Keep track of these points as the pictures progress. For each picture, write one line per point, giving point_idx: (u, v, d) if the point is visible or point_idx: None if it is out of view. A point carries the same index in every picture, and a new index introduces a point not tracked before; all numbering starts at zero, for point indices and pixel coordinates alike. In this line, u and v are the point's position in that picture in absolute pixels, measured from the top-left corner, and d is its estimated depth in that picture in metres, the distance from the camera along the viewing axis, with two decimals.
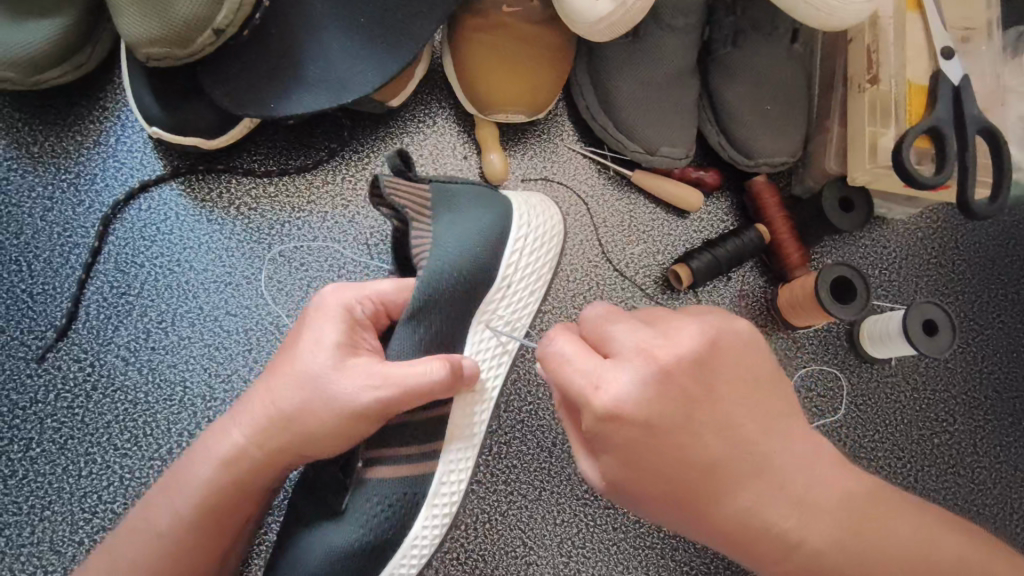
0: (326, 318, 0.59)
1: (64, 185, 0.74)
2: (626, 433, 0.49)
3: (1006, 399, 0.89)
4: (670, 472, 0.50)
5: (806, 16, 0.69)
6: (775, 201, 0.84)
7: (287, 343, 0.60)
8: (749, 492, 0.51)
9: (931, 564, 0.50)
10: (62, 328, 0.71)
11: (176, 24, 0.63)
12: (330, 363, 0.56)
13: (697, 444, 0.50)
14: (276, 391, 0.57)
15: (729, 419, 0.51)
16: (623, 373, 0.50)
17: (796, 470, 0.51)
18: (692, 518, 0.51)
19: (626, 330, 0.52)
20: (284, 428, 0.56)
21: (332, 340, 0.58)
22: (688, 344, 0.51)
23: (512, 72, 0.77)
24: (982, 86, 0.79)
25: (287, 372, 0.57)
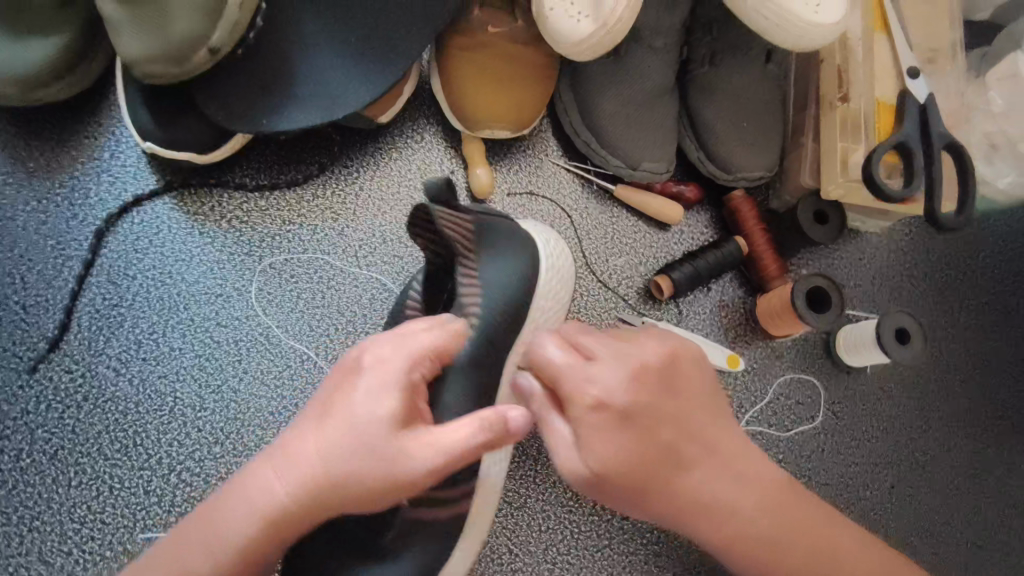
0: (382, 362, 0.54)
1: (59, 200, 0.75)
2: (597, 421, 0.55)
3: (978, 405, 0.91)
4: (633, 461, 0.55)
5: (778, 37, 0.72)
6: (752, 214, 0.87)
7: (336, 384, 0.54)
8: (703, 473, 0.57)
9: (835, 544, 0.60)
10: (54, 339, 0.72)
11: (173, 43, 0.65)
12: (390, 415, 0.52)
13: (664, 430, 0.56)
14: (328, 444, 0.51)
15: (692, 410, 0.58)
16: (610, 370, 0.56)
17: (736, 456, 0.59)
18: (652, 496, 0.57)
19: (602, 339, 0.59)
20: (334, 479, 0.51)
21: (388, 388, 0.53)
22: (655, 351, 0.57)
23: (498, 90, 0.80)
24: (948, 104, 0.83)
25: (340, 423, 0.51)
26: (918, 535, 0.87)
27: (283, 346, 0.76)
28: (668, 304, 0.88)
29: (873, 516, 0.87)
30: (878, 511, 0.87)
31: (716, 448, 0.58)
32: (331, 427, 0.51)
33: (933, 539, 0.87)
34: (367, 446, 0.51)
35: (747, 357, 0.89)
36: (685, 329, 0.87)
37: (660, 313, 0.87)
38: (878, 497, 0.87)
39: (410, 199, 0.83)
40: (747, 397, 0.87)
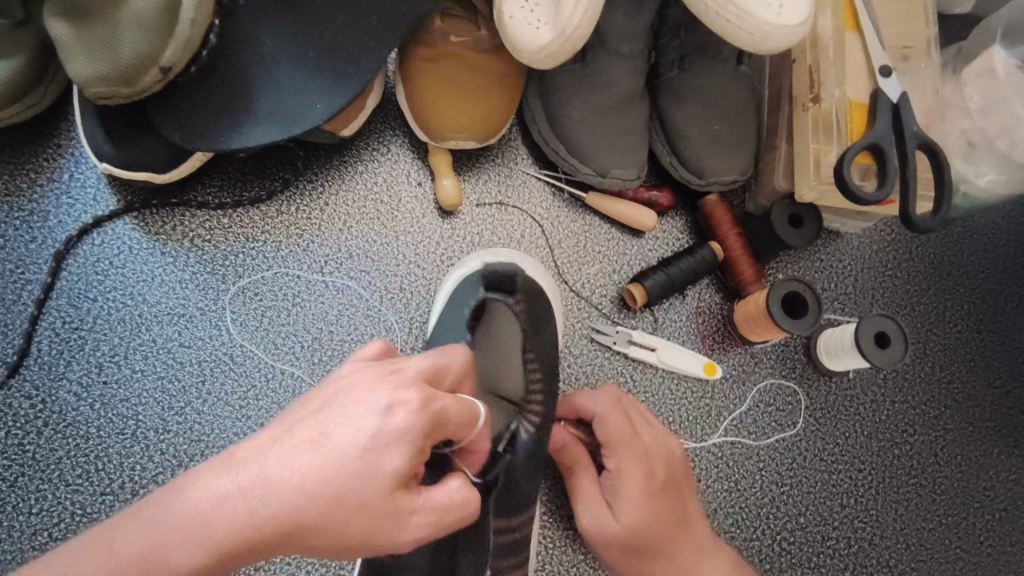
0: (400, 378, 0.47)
1: (17, 223, 0.74)
2: (634, 489, 0.70)
3: (965, 408, 0.90)
4: (651, 523, 0.69)
5: (741, 41, 0.70)
6: (728, 219, 0.85)
7: (343, 390, 0.46)
8: (693, 540, 0.70)
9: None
10: (13, 365, 0.71)
11: (122, 63, 0.64)
12: (408, 442, 0.44)
13: (680, 500, 0.72)
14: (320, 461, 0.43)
15: (690, 486, 0.74)
16: (651, 441, 0.73)
17: (709, 532, 0.72)
18: (655, 548, 0.69)
19: (644, 414, 0.75)
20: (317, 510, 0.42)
21: (412, 402, 0.45)
22: (675, 441, 0.75)
23: (461, 100, 0.79)
24: (922, 102, 0.81)
25: (340, 426, 0.44)
26: (904, 543, 0.85)
27: (247, 365, 0.75)
28: (644, 312, 0.86)
29: (857, 524, 0.85)
30: (863, 518, 0.85)
31: (703, 524, 0.73)
32: (327, 425, 0.44)
33: (920, 546, 0.85)
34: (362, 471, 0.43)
35: (726, 364, 0.87)
36: (661, 337, 0.85)
37: (635, 322, 0.86)
38: (862, 504, 0.85)
39: (376, 213, 0.82)
40: (726, 405, 0.86)
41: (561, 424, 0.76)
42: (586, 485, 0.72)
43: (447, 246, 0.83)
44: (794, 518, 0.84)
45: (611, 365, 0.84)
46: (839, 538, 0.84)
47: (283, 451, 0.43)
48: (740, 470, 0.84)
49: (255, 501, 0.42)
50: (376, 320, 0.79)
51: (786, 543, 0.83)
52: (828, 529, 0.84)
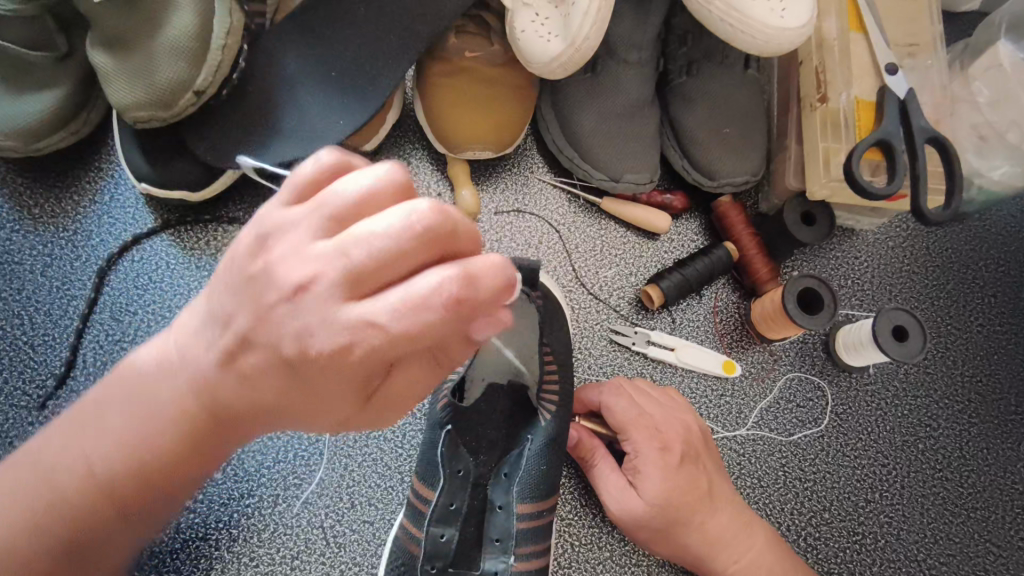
0: (245, 262, 0.39)
1: (63, 243, 0.79)
2: (653, 467, 0.72)
3: (990, 401, 0.89)
4: (676, 497, 0.71)
5: (743, 42, 0.73)
6: (741, 218, 0.87)
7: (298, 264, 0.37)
8: (724, 511, 0.73)
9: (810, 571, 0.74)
10: (61, 376, 0.75)
11: (160, 88, 0.69)
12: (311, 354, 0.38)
13: (704, 470, 0.74)
14: (133, 423, 0.45)
15: (714, 459, 0.77)
16: (663, 414, 0.75)
17: (738, 500, 0.75)
18: (684, 521, 0.72)
19: (654, 390, 0.78)
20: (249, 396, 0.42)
21: (325, 293, 0.36)
22: (694, 416, 0.77)
23: (477, 112, 0.82)
24: (930, 98, 0.82)
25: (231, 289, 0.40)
26: (932, 537, 0.85)
27: None
28: (661, 313, 0.88)
29: (883, 519, 0.85)
30: (888, 513, 0.85)
31: (731, 498, 0.75)
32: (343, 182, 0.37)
33: (949, 540, 0.85)
34: (204, 383, 0.42)
35: (744, 362, 0.88)
36: (679, 337, 0.87)
37: (653, 323, 0.87)
38: (887, 499, 0.86)
39: None
40: (746, 402, 0.87)
41: (577, 421, 0.79)
42: (608, 469, 0.75)
43: None
44: (818, 513, 0.84)
45: (631, 364, 0.86)
46: (865, 532, 0.84)
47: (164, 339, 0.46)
48: (762, 466, 0.85)
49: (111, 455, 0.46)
50: None
51: (812, 539, 0.84)
52: (853, 524, 0.85)
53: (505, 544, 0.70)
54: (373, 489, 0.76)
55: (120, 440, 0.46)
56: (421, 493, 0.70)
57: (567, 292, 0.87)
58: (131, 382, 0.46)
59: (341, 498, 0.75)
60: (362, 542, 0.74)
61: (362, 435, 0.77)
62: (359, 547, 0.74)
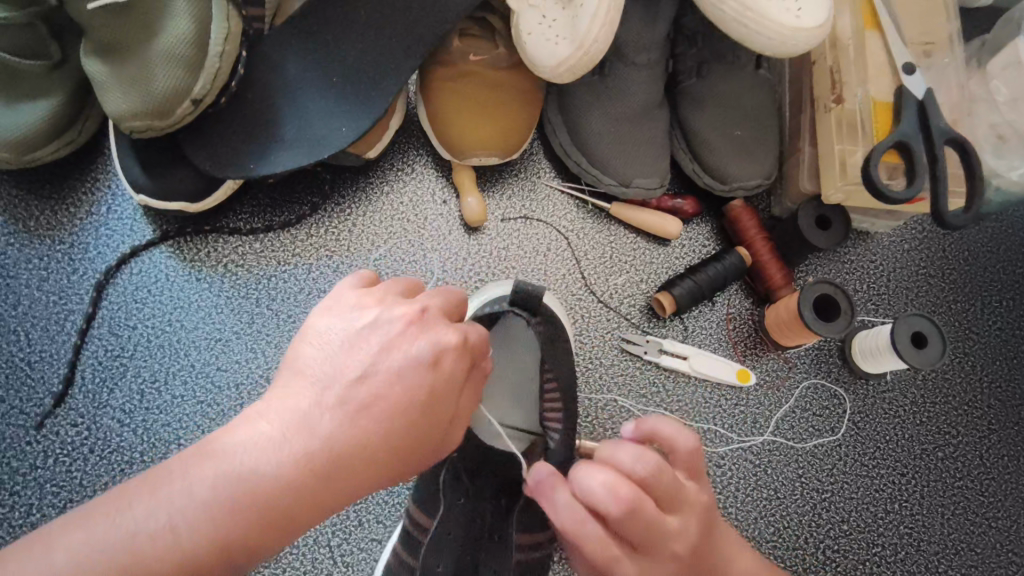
0: (355, 327, 0.50)
1: (60, 256, 0.77)
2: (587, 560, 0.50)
3: (1010, 406, 0.87)
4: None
5: (758, 44, 0.71)
6: (754, 223, 0.84)
7: (346, 334, 0.50)
8: None
9: None
10: (59, 394, 0.73)
11: (156, 98, 0.67)
12: (379, 406, 0.47)
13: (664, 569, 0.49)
14: (155, 529, 0.42)
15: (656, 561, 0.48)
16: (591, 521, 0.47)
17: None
18: None
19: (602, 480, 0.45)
20: (349, 448, 0.45)
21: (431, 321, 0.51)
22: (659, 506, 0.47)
23: (482, 117, 0.80)
24: (946, 98, 0.80)
25: (332, 354, 0.49)
26: (953, 548, 0.82)
27: None
28: (673, 321, 0.86)
29: (903, 530, 0.83)
30: (909, 524, 0.83)
31: None
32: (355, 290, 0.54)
33: (970, 551, 0.82)
34: (292, 464, 0.44)
35: (758, 370, 0.86)
36: (692, 345, 0.85)
37: (665, 331, 0.85)
38: (908, 509, 0.83)
39: (402, 231, 0.83)
40: (762, 411, 0.84)
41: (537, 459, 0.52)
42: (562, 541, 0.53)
43: (475, 262, 0.84)
44: (837, 526, 0.82)
45: (643, 374, 0.83)
46: (884, 544, 0.82)
47: (230, 436, 0.46)
48: (778, 478, 0.83)
49: (99, 564, 0.40)
50: None
51: (830, 551, 0.82)
52: (872, 536, 0.82)
53: None
54: (380, 506, 0.74)
55: (122, 549, 0.41)
56: (419, 519, 0.68)
57: (576, 301, 0.85)
58: (172, 487, 0.43)
59: (348, 516, 0.73)
60: (370, 560, 0.72)
61: None
62: (367, 566, 0.72)
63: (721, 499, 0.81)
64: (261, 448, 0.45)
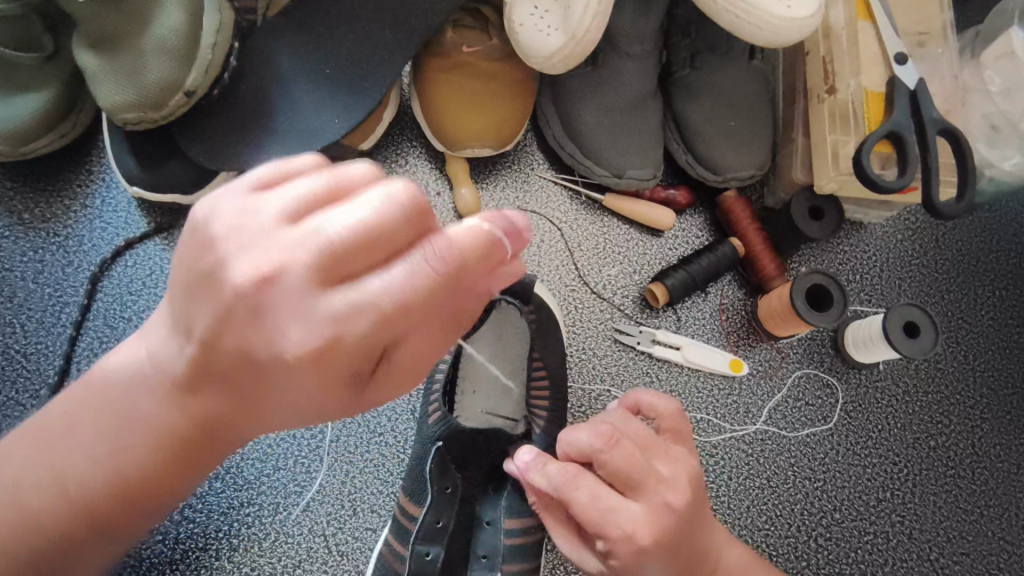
0: (260, 229, 0.37)
1: (54, 249, 0.78)
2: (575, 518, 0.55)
3: (1002, 396, 0.88)
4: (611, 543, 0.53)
5: (750, 35, 0.71)
6: (747, 214, 0.85)
7: (242, 235, 0.37)
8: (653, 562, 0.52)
9: None
10: (55, 385, 0.74)
11: (149, 89, 0.67)
12: (280, 346, 0.37)
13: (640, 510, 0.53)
14: (105, 452, 0.46)
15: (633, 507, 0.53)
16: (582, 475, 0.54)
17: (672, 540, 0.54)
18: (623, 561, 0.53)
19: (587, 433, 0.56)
20: (251, 386, 0.40)
21: (330, 250, 0.36)
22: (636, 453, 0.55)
23: (475, 108, 0.80)
24: (940, 88, 0.80)
25: (217, 279, 0.38)
26: (944, 536, 0.83)
27: None
28: (666, 312, 0.86)
29: (895, 518, 0.83)
30: (900, 512, 0.83)
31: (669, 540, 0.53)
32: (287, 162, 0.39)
33: (962, 539, 0.83)
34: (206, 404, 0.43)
35: (751, 361, 0.86)
36: (685, 336, 0.85)
37: (658, 322, 0.86)
38: (899, 497, 0.84)
39: None
40: (754, 401, 0.85)
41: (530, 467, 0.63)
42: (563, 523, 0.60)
43: None
44: (828, 514, 0.83)
45: (636, 365, 0.84)
46: (876, 532, 0.83)
47: (146, 362, 0.44)
48: (771, 466, 0.83)
49: (54, 480, 0.46)
50: None
51: (822, 539, 0.82)
52: (864, 524, 0.83)
53: (491, 561, 0.69)
54: (375, 496, 0.74)
55: (75, 469, 0.46)
56: (408, 511, 0.69)
57: (569, 292, 0.85)
58: (109, 412, 0.46)
59: (342, 505, 0.74)
60: (365, 550, 0.73)
61: (363, 442, 0.76)
62: (362, 555, 0.73)
63: (713, 488, 0.82)
64: (174, 380, 0.43)
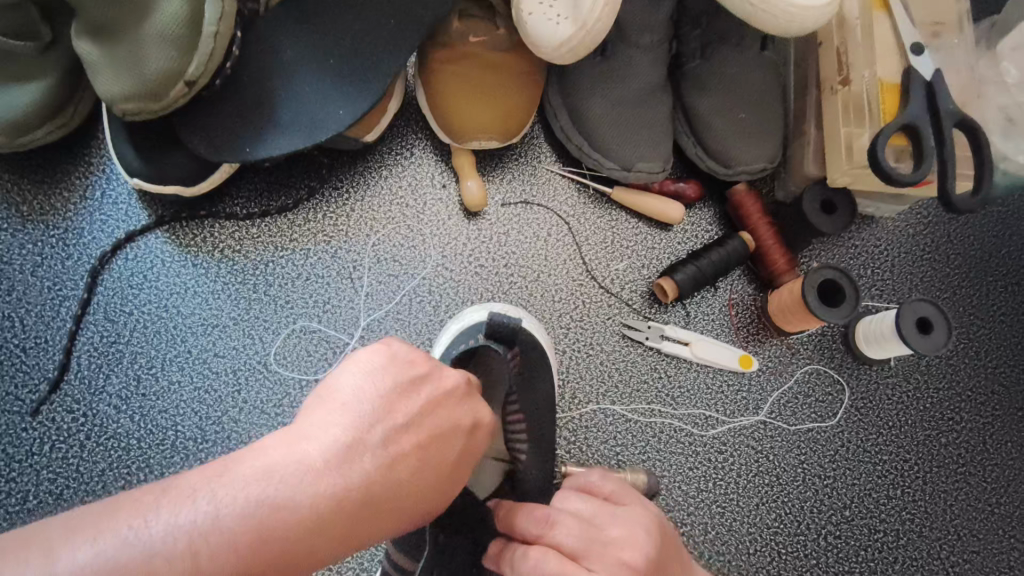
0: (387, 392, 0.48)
1: (53, 241, 0.76)
2: None
3: (1014, 393, 0.86)
4: None
5: (762, 24, 0.69)
6: (757, 208, 0.83)
7: (370, 386, 0.49)
8: None
9: None
10: (54, 380, 0.73)
11: (149, 80, 0.66)
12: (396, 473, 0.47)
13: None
14: (178, 547, 0.39)
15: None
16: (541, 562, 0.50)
17: None
18: None
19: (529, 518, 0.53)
20: (381, 492, 0.46)
21: (454, 404, 0.51)
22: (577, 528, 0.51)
23: (482, 99, 0.78)
24: (955, 80, 0.78)
25: (348, 415, 0.47)
26: (955, 534, 0.82)
27: (280, 373, 0.76)
28: (674, 306, 0.85)
29: (906, 515, 0.82)
30: (910, 510, 0.83)
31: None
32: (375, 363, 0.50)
33: (972, 537, 0.82)
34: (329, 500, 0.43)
35: (761, 356, 0.85)
36: (694, 331, 0.84)
37: (666, 317, 0.84)
38: (910, 495, 0.83)
39: (401, 216, 0.82)
40: (763, 397, 0.84)
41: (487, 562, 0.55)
42: None
43: (474, 247, 0.83)
44: (838, 511, 0.82)
45: (644, 361, 0.83)
46: (886, 530, 0.82)
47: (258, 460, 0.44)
48: (781, 464, 0.82)
49: None
50: (408, 323, 0.80)
51: (832, 537, 0.81)
52: (874, 522, 0.82)
53: None
54: None
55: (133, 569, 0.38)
56: None
57: (576, 286, 0.84)
58: (195, 507, 0.40)
59: None
60: (370, 547, 0.72)
61: None
62: (367, 551, 0.72)
63: (722, 485, 0.81)
64: (301, 477, 0.43)
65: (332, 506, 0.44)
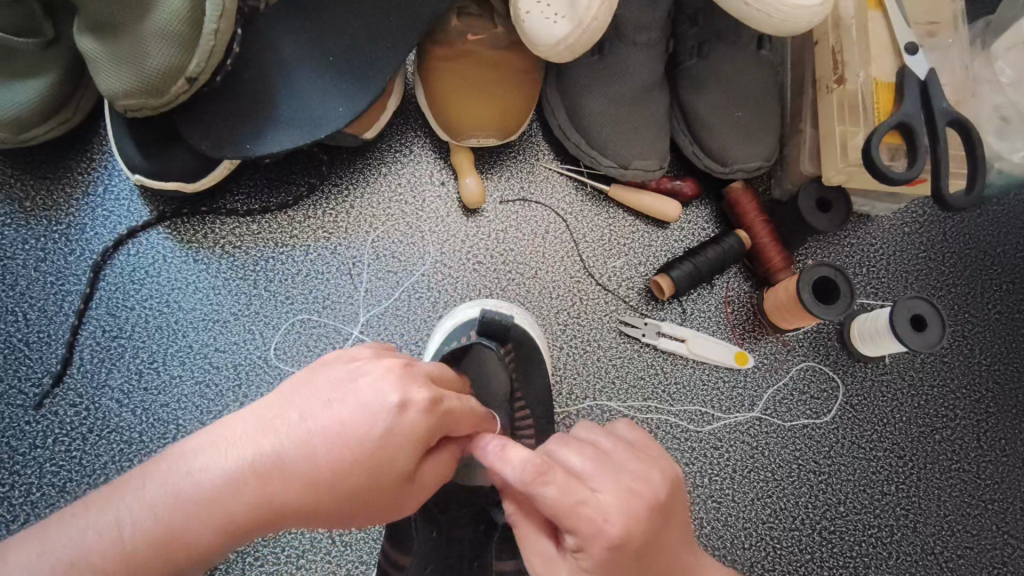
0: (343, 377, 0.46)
1: (56, 237, 0.77)
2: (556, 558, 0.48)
3: (1008, 390, 0.87)
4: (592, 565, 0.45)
5: (757, 23, 0.70)
6: (754, 206, 0.84)
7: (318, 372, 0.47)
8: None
9: None
10: (57, 374, 0.73)
11: (151, 76, 0.66)
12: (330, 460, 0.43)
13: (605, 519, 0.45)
14: (107, 535, 0.42)
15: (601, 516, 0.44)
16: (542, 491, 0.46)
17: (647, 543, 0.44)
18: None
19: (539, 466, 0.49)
20: (303, 482, 0.43)
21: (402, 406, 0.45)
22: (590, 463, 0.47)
23: (479, 97, 0.79)
24: (949, 79, 0.79)
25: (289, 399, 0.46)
26: (948, 530, 0.83)
27: (280, 367, 0.77)
28: (671, 303, 0.86)
29: (900, 511, 0.83)
30: (904, 505, 0.83)
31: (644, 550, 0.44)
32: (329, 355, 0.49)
33: (966, 532, 0.83)
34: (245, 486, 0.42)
35: (757, 353, 0.86)
36: (690, 328, 0.85)
37: (663, 314, 0.85)
38: (904, 491, 0.84)
39: (400, 213, 0.83)
40: (759, 394, 0.85)
41: None
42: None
43: (473, 244, 0.84)
44: (833, 507, 0.82)
45: (641, 357, 0.83)
46: (881, 526, 0.83)
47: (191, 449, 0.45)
48: (776, 459, 0.83)
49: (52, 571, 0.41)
50: (406, 318, 0.80)
51: (826, 532, 0.82)
52: (868, 517, 0.83)
53: None
54: None
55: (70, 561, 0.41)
56: None
57: (574, 283, 0.85)
58: (124, 502, 0.43)
59: None
60: (368, 540, 0.73)
61: None
62: (366, 544, 0.73)
63: (718, 480, 0.82)
64: (223, 462, 0.43)
65: (249, 496, 0.42)
